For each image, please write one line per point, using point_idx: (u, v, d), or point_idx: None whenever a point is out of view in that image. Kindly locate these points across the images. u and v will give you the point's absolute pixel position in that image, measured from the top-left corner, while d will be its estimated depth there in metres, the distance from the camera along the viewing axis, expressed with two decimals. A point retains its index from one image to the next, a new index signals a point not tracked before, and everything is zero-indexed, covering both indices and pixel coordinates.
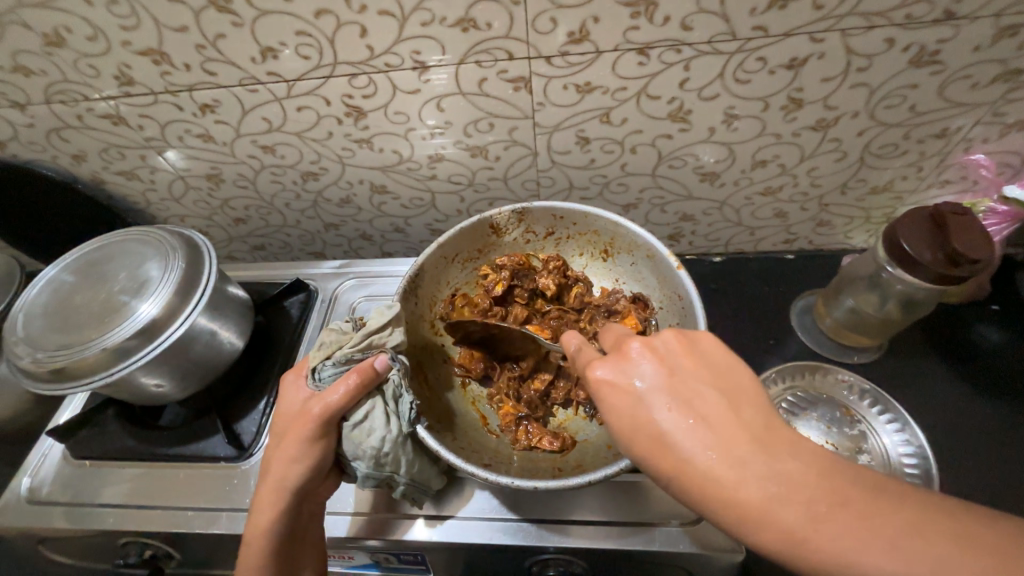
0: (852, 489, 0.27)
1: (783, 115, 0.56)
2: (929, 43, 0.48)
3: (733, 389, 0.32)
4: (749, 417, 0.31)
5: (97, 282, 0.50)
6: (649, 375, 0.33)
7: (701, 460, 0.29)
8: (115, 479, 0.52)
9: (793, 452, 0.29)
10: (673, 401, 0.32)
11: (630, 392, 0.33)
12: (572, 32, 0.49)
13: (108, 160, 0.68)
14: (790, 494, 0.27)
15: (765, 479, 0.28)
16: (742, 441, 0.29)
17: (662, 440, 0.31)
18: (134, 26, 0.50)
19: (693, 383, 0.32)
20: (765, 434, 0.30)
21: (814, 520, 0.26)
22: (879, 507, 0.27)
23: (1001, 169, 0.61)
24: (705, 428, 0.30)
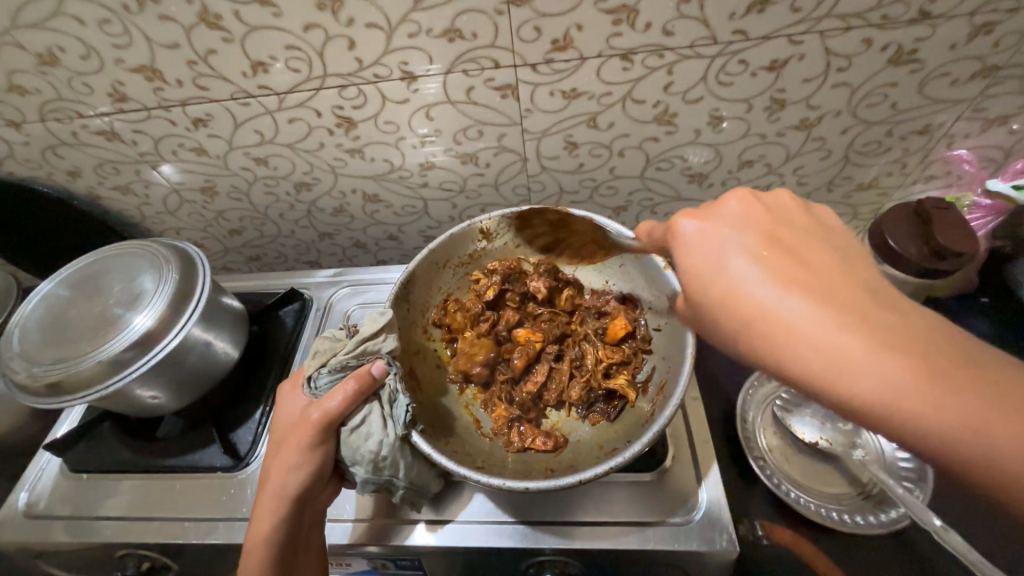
0: (925, 332, 0.26)
1: (767, 115, 0.57)
2: (906, 42, 0.49)
3: (816, 253, 0.32)
4: (831, 271, 0.30)
5: (92, 296, 0.50)
6: (737, 228, 0.33)
7: (763, 298, 0.29)
8: (112, 492, 0.52)
9: (869, 300, 0.28)
10: (741, 240, 0.32)
11: (712, 240, 0.33)
12: (556, 39, 0.50)
13: (103, 175, 0.69)
14: (864, 331, 0.26)
15: (826, 308, 0.28)
16: (815, 283, 0.29)
17: (732, 284, 0.31)
18: (126, 45, 0.51)
19: (784, 244, 0.32)
20: (847, 287, 0.29)
21: (870, 342, 0.26)
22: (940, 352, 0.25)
23: (983, 164, 0.63)
24: (786, 277, 0.30)
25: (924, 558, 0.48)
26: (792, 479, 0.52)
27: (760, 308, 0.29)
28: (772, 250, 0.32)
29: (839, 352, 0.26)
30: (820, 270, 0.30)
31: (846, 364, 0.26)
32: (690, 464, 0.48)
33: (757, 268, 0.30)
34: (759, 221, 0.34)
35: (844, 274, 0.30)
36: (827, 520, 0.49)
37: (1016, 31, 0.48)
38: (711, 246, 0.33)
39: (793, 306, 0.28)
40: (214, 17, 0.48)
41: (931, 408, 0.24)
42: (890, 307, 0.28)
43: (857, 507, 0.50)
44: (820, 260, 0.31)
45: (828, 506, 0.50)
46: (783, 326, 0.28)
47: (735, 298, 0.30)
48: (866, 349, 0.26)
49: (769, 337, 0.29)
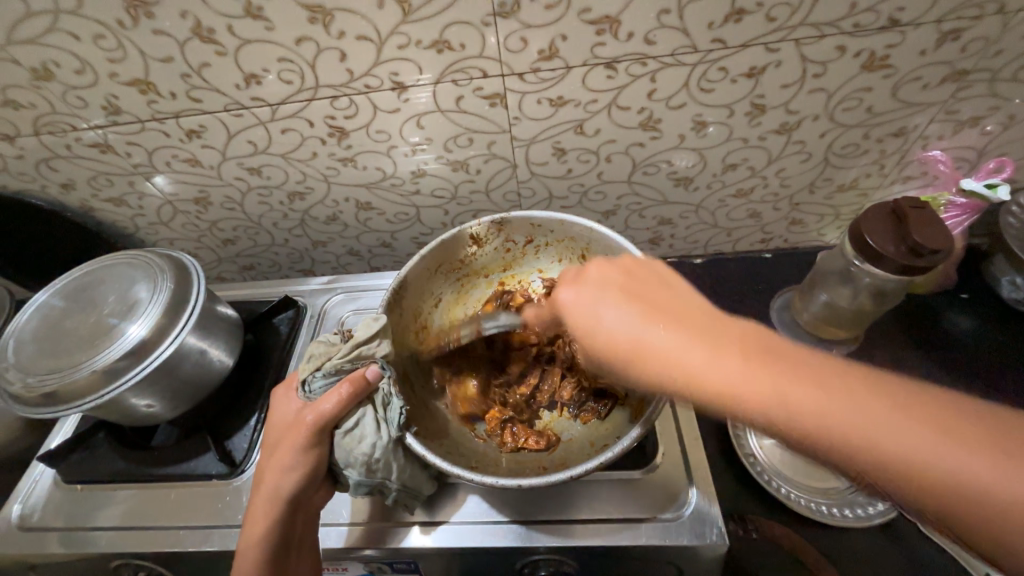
0: (767, 348, 0.35)
1: (748, 120, 0.59)
2: (877, 48, 0.51)
3: (668, 296, 0.42)
4: (686, 310, 0.41)
5: (87, 307, 0.50)
6: (603, 291, 0.44)
7: (647, 342, 0.38)
8: (106, 502, 0.52)
9: (717, 328, 0.38)
10: (609, 298, 0.43)
11: (591, 304, 0.43)
12: (542, 49, 0.51)
13: (97, 187, 0.69)
14: (724, 357, 0.35)
15: (690, 344, 0.37)
16: (677, 323, 0.39)
17: (621, 334, 0.40)
18: (121, 59, 0.52)
19: (642, 296, 0.42)
20: (701, 323, 0.39)
21: (734, 366, 0.34)
22: (784, 360, 0.34)
23: (957, 164, 0.65)
24: (653, 323, 0.39)
25: (911, 549, 0.49)
26: (782, 474, 0.53)
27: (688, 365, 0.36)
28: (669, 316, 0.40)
29: (754, 386, 0.33)
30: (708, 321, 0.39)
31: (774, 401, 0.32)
32: (679, 460, 0.49)
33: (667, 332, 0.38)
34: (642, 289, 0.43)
35: (696, 312, 0.40)
36: (817, 515, 0.50)
37: (982, 37, 0.50)
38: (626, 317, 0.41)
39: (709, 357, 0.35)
40: (207, 32, 0.49)
41: (795, 407, 0.31)
42: (739, 331, 0.37)
43: (846, 501, 0.51)
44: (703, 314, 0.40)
45: (817, 500, 0.51)
46: (710, 372, 0.35)
47: (624, 346, 0.39)
48: (731, 371, 0.34)
49: (663, 372, 0.37)
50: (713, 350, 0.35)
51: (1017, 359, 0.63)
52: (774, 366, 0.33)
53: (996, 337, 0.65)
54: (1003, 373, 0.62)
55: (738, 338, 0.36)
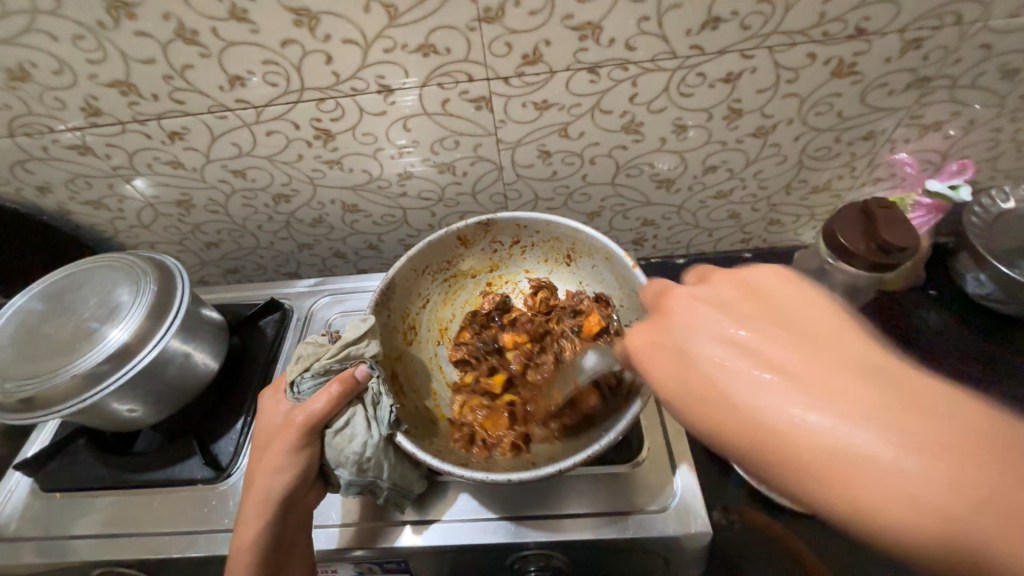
0: (939, 428, 0.23)
1: (726, 123, 0.61)
2: (846, 56, 0.53)
3: (798, 338, 0.29)
4: (820, 368, 0.27)
5: (67, 310, 0.50)
6: (688, 319, 0.33)
7: (741, 403, 0.28)
8: (86, 510, 0.51)
9: (869, 394, 0.25)
10: (692, 330, 0.32)
11: (666, 344, 0.33)
12: (526, 54, 0.52)
13: (75, 190, 0.68)
14: (857, 437, 0.24)
15: (810, 413, 0.25)
16: (799, 382, 0.27)
17: (700, 388, 0.30)
18: (101, 60, 0.51)
19: (740, 326, 0.31)
20: (843, 382, 0.26)
21: (865, 451, 0.24)
22: (955, 449, 0.22)
23: (923, 166, 0.68)
24: (757, 378, 0.28)
25: None
26: None
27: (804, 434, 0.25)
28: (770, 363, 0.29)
29: (892, 487, 0.23)
30: (839, 366, 0.27)
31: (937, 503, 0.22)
32: (665, 453, 0.50)
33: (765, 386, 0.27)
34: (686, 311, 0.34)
35: (838, 369, 0.26)
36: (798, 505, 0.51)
37: (941, 46, 0.53)
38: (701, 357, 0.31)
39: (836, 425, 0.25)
40: (191, 34, 0.49)
41: (966, 526, 0.21)
42: (889, 389, 0.25)
43: None
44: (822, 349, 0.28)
45: None
46: (787, 427, 0.26)
47: (704, 406, 0.29)
48: (860, 458, 0.24)
49: (762, 449, 0.27)
50: (843, 415, 0.25)
51: (980, 352, 0.66)
52: (940, 457, 0.22)
53: (961, 331, 0.68)
54: (969, 366, 0.65)
55: (892, 407, 0.24)
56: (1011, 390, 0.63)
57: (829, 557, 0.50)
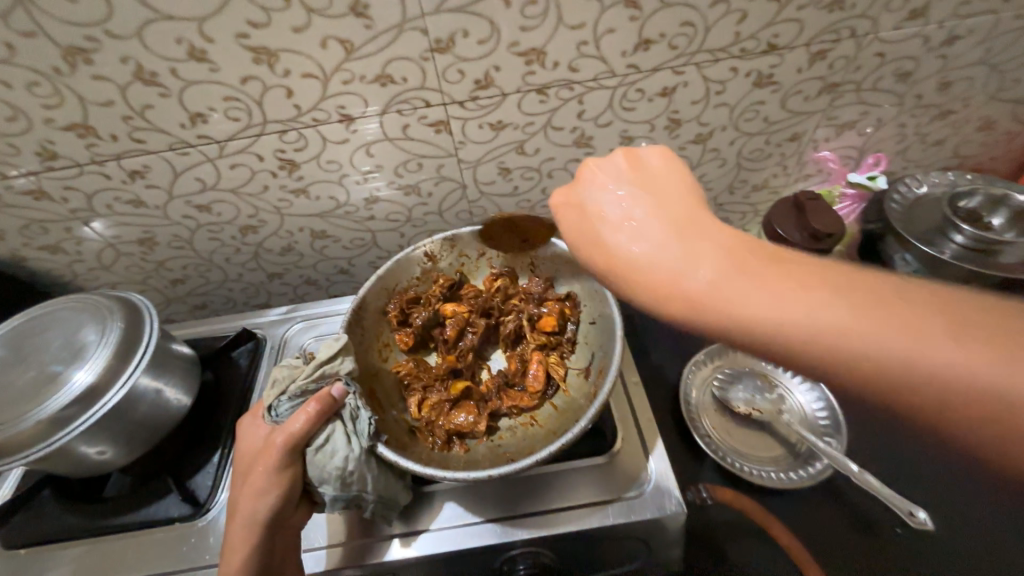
0: (755, 252, 0.31)
1: (668, 133, 0.66)
2: (764, 68, 0.60)
3: (672, 196, 0.36)
4: (680, 210, 0.35)
5: (29, 356, 0.48)
6: (597, 184, 0.40)
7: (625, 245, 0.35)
8: (55, 564, 0.49)
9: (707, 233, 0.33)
10: (597, 195, 0.39)
11: (579, 206, 0.40)
12: (478, 79, 0.56)
13: (29, 236, 0.66)
14: (705, 258, 0.31)
15: (669, 248, 0.33)
16: (669, 224, 0.34)
17: (597, 239, 0.37)
18: (57, 105, 0.52)
19: (633, 190, 0.38)
20: (698, 223, 0.34)
21: (709, 266, 0.31)
22: (767, 263, 0.30)
23: (845, 161, 0.75)
24: (639, 223, 0.35)
25: (845, 500, 0.55)
26: (734, 449, 0.58)
27: (660, 269, 0.33)
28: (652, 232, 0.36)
29: (721, 291, 0.30)
30: (705, 221, 0.34)
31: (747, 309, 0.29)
32: (637, 442, 0.53)
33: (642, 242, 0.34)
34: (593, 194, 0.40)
35: (686, 211, 0.35)
36: (768, 481, 0.54)
37: (843, 56, 0.60)
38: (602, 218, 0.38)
39: (684, 266, 0.32)
40: (150, 75, 0.50)
41: (765, 311, 0.28)
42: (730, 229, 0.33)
43: (790, 464, 0.57)
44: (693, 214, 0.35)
45: (765, 468, 0.56)
46: (656, 261, 0.33)
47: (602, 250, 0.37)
48: (697, 275, 0.31)
49: (640, 279, 0.34)
50: (688, 250, 0.32)
51: None
52: (743, 263, 0.30)
53: None
54: None
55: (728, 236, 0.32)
56: None
57: (797, 525, 0.54)
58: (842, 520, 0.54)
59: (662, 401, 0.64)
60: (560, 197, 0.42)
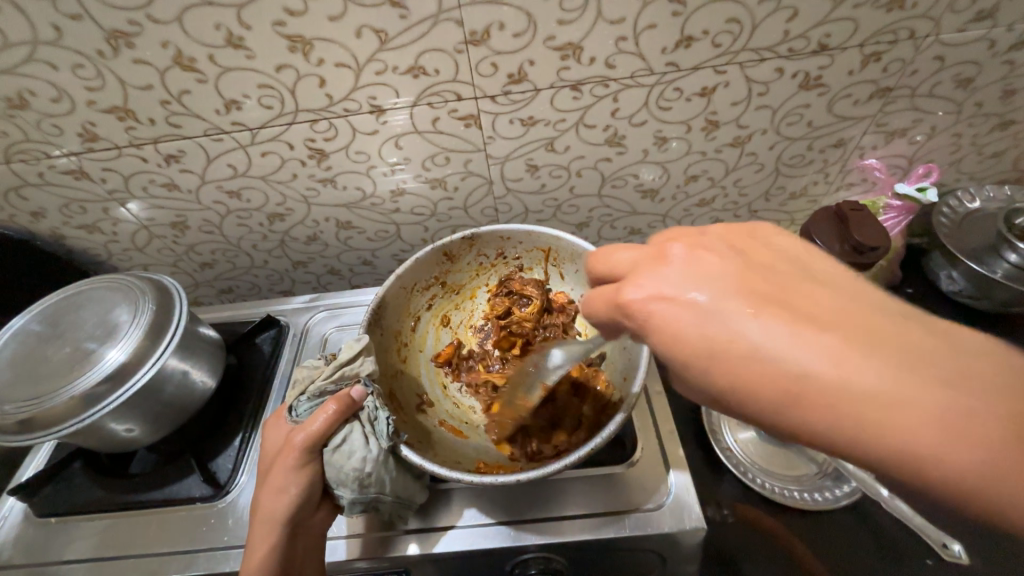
0: (957, 389, 0.23)
1: (704, 135, 0.64)
2: (812, 70, 0.57)
3: (808, 297, 0.30)
4: (851, 317, 0.28)
5: (66, 332, 0.50)
6: (706, 285, 0.31)
7: (738, 333, 0.29)
8: (81, 534, 0.51)
9: (894, 350, 0.25)
10: (711, 288, 0.31)
11: (689, 303, 0.31)
12: (511, 73, 0.55)
13: (69, 215, 0.68)
14: (850, 374, 0.25)
15: (893, 384, 0.24)
16: (834, 327, 0.27)
17: (745, 350, 0.28)
18: (99, 87, 0.53)
19: (732, 316, 0.29)
20: (863, 335, 0.26)
21: (920, 414, 0.23)
22: (976, 392, 0.23)
23: (892, 171, 0.72)
24: (759, 317, 0.29)
25: (874, 527, 0.53)
26: (758, 466, 0.56)
27: (848, 395, 0.25)
28: (756, 288, 0.30)
29: (943, 425, 0.23)
30: (961, 383, 0.24)
31: (987, 469, 0.22)
32: (657, 457, 0.51)
33: (868, 393, 0.24)
34: (776, 287, 0.30)
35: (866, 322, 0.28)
36: (788, 500, 0.53)
37: (899, 58, 0.56)
38: (715, 330, 0.30)
39: (911, 424, 0.23)
40: (188, 61, 0.51)
41: None
42: (904, 350, 0.25)
43: (815, 485, 0.54)
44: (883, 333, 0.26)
45: (789, 487, 0.54)
46: (766, 353, 0.27)
47: (746, 365, 0.28)
48: (865, 379, 0.24)
49: (796, 404, 0.26)
50: (853, 359, 0.25)
51: None
52: (987, 413, 0.22)
53: None
54: None
55: (906, 375, 0.24)
56: None
57: (823, 549, 0.51)
58: (871, 550, 0.52)
59: (684, 411, 0.62)
60: (631, 293, 0.34)
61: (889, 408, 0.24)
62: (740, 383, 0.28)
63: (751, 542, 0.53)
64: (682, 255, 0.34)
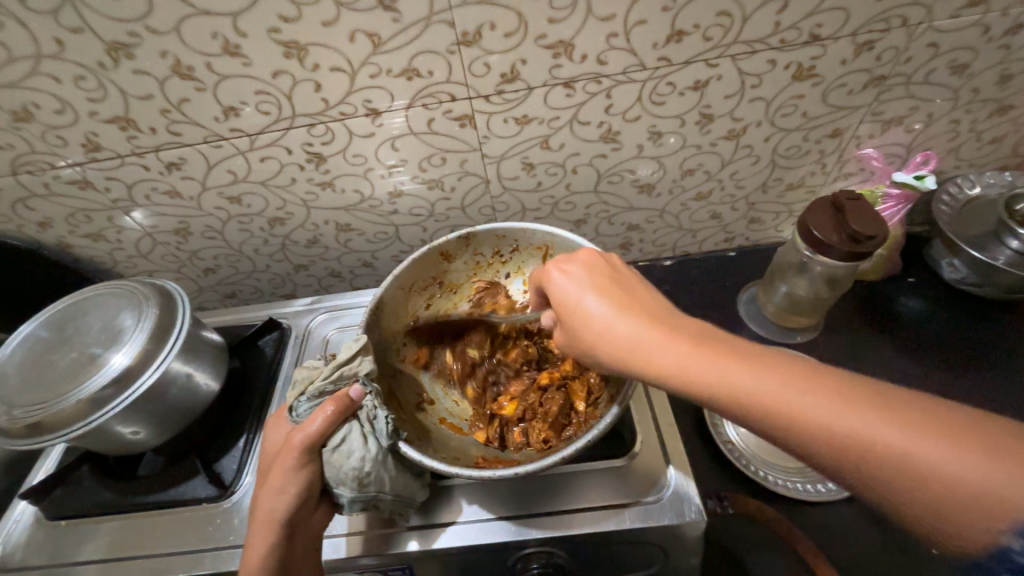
0: (739, 357, 0.34)
1: (699, 128, 0.64)
2: (805, 61, 0.57)
3: (649, 300, 0.42)
4: (678, 317, 0.40)
5: (73, 337, 0.51)
6: (589, 282, 0.43)
7: (608, 321, 0.40)
8: (89, 536, 0.52)
9: (708, 339, 0.36)
10: (591, 286, 0.43)
11: (576, 295, 0.43)
12: (504, 73, 0.55)
13: (74, 224, 0.70)
14: (675, 346, 0.36)
15: (690, 353, 0.36)
16: (663, 321, 0.39)
17: (609, 328, 0.40)
18: (101, 98, 0.54)
19: (603, 309, 0.41)
20: (685, 323, 0.39)
21: (702, 368, 0.34)
22: (762, 361, 0.34)
23: (890, 159, 0.71)
24: (619, 310, 0.40)
25: (880, 518, 0.52)
26: (759, 458, 0.56)
27: (664, 359, 0.36)
28: (620, 288, 0.43)
29: (721, 375, 0.34)
30: (742, 354, 0.35)
31: (806, 410, 0.31)
32: (656, 451, 0.51)
33: (753, 374, 0.33)
34: (634, 290, 0.43)
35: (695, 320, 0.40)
36: (792, 492, 0.52)
37: (892, 47, 0.56)
38: (592, 313, 0.41)
39: (766, 387, 0.32)
40: (186, 69, 0.52)
41: (800, 406, 0.31)
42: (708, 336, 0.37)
43: (818, 477, 0.54)
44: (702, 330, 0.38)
45: (792, 478, 0.54)
46: (620, 332, 0.39)
47: (607, 342, 0.40)
48: (671, 354, 0.36)
49: (637, 367, 0.38)
50: (672, 340, 0.37)
51: (961, 333, 0.68)
52: (764, 369, 0.33)
53: (941, 314, 0.70)
54: (954, 348, 0.67)
55: (713, 349, 0.35)
56: (990, 372, 0.64)
57: (826, 541, 0.51)
58: (876, 540, 0.51)
59: (685, 406, 0.62)
60: (551, 275, 0.45)
61: (692, 366, 0.35)
62: (604, 355, 0.40)
63: (752, 534, 0.54)
64: (586, 257, 0.46)
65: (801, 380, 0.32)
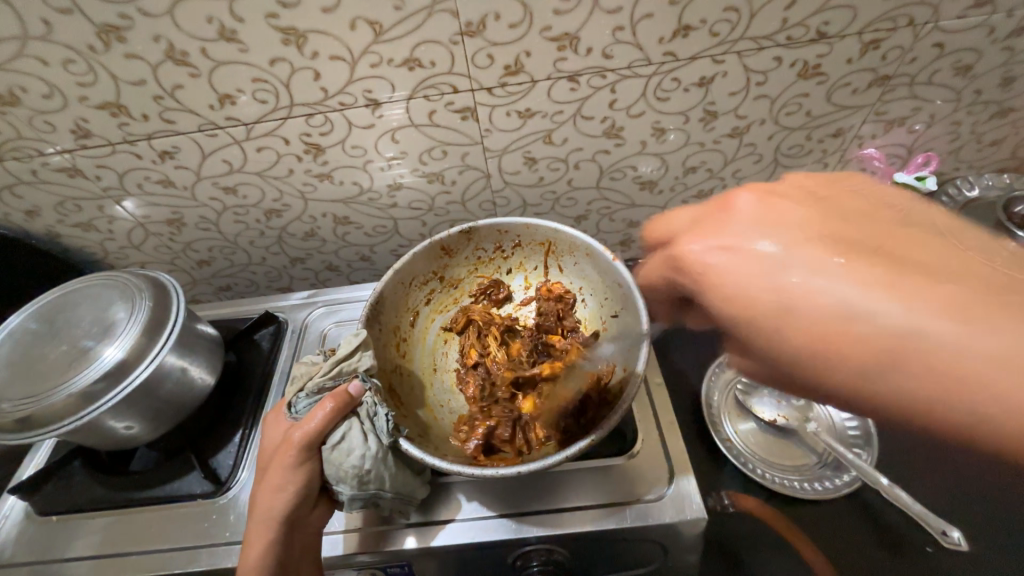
0: (960, 331, 0.28)
1: (703, 125, 0.63)
2: (810, 59, 0.56)
3: (913, 241, 0.33)
4: (903, 267, 0.32)
5: (63, 329, 0.50)
6: (776, 235, 0.34)
7: (789, 283, 0.32)
8: (81, 532, 0.51)
9: (929, 296, 0.29)
10: (793, 235, 0.34)
11: (750, 250, 0.34)
12: (508, 65, 0.54)
13: (64, 213, 0.68)
14: (879, 321, 0.29)
15: (906, 323, 0.29)
16: (895, 275, 0.31)
17: (782, 297, 0.32)
18: (91, 83, 0.52)
19: (781, 272, 0.32)
20: (907, 274, 0.31)
21: (908, 350, 0.28)
22: (985, 341, 0.28)
23: (890, 160, 0.71)
24: (812, 268, 0.31)
25: (875, 516, 0.53)
26: (757, 457, 0.56)
27: (859, 336, 0.29)
28: (846, 232, 0.34)
29: (925, 363, 0.28)
30: (959, 328, 0.28)
31: (984, 408, 0.27)
32: (656, 449, 0.51)
33: (973, 358, 0.27)
34: (859, 232, 0.34)
35: (955, 264, 0.31)
36: (790, 490, 0.53)
37: (898, 46, 0.56)
38: (770, 279, 0.33)
39: (975, 379, 0.27)
40: (181, 55, 0.50)
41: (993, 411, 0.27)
42: (933, 292, 0.29)
43: (815, 475, 0.54)
44: (923, 284, 0.30)
45: (789, 477, 0.54)
46: (801, 300, 0.31)
47: (774, 312, 0.32)
48: (879, 326, 0.29)
49: (811, 343, 0.31)
50: (888, 302, 0.29)
51: None
52: (991, 358, 0.27)
53: None
54: None
55: (932, 322, 0.28)
56: None
57: (823, 539, 0.52)
58: (871, 538, 0.52)
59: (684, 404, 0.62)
60: (697, 239, 0.36)
61: (889, 350, 0.29)
62: (763, 328, 0.33)
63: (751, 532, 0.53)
64: (750, 205, 0.36)
65: (1013, 375, 0.27)
